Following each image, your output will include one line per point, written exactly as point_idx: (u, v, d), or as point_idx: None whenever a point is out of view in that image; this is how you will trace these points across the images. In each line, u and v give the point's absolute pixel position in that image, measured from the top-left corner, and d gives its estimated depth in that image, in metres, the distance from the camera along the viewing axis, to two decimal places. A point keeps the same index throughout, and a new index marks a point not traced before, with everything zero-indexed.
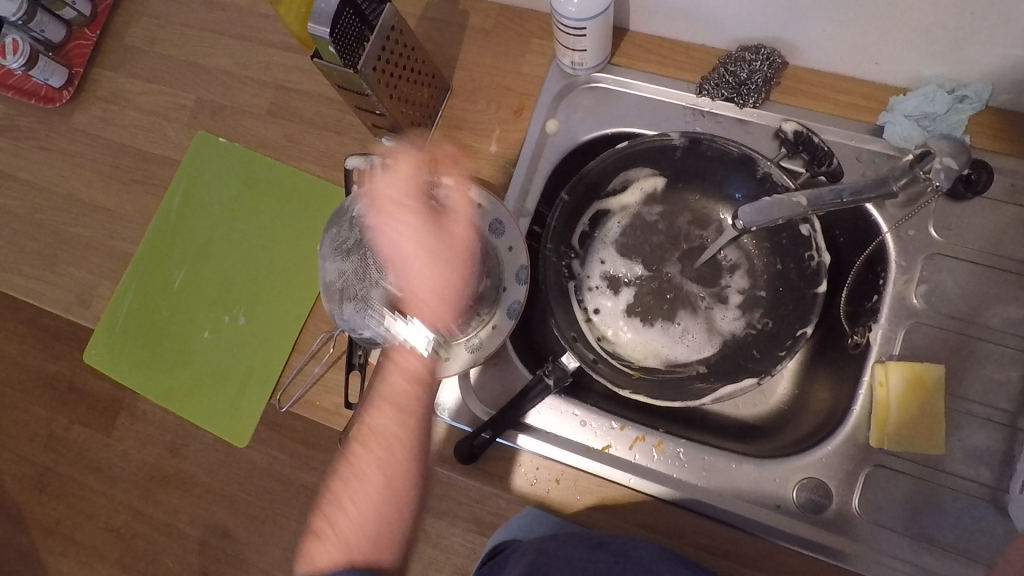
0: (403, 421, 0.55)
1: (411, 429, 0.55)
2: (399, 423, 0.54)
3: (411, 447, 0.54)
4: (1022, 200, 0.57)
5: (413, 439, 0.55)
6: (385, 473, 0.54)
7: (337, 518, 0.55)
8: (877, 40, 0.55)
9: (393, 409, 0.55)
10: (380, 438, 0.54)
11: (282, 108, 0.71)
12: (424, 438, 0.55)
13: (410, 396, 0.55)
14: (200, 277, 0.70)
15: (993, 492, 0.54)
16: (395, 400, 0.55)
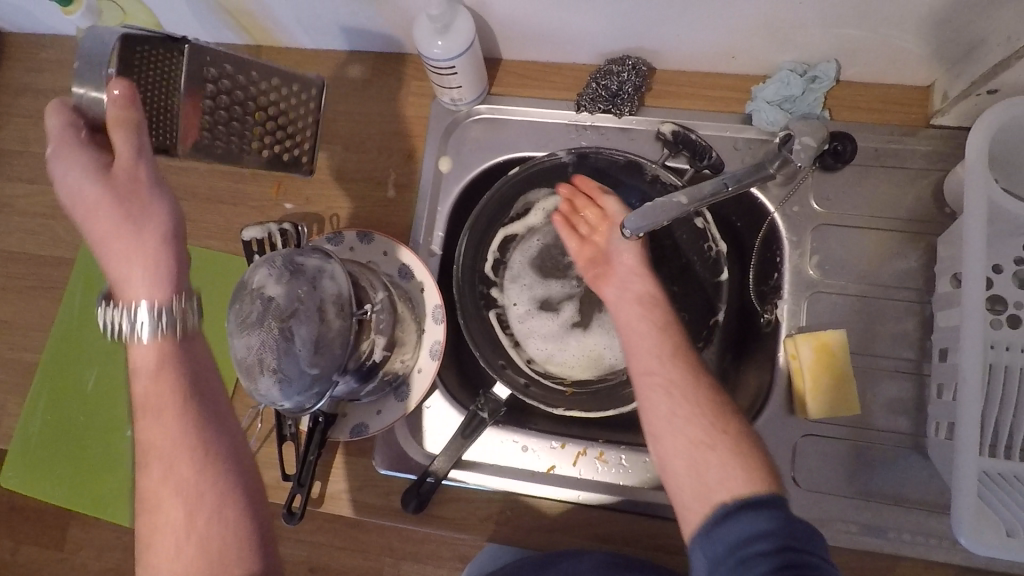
0: (170, 339, 0.41)
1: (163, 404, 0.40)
2: (174, 360, 0.41)
3: (183, 388, 0.41)
4: (887, 161, 0.61)
5: (194, 391, 0.41)
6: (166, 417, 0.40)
7: (151, 572, 0.39)
8: (728, 37, 0.59)
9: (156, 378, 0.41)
10: (155, 470, 0.40)
11: (173, 188, 0.70)
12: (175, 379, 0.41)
13: (162, 345, 0.41)
14: (113, 375, 0.67)
15: (914, 438, 0.57)
16: (150, 354, 0.41)
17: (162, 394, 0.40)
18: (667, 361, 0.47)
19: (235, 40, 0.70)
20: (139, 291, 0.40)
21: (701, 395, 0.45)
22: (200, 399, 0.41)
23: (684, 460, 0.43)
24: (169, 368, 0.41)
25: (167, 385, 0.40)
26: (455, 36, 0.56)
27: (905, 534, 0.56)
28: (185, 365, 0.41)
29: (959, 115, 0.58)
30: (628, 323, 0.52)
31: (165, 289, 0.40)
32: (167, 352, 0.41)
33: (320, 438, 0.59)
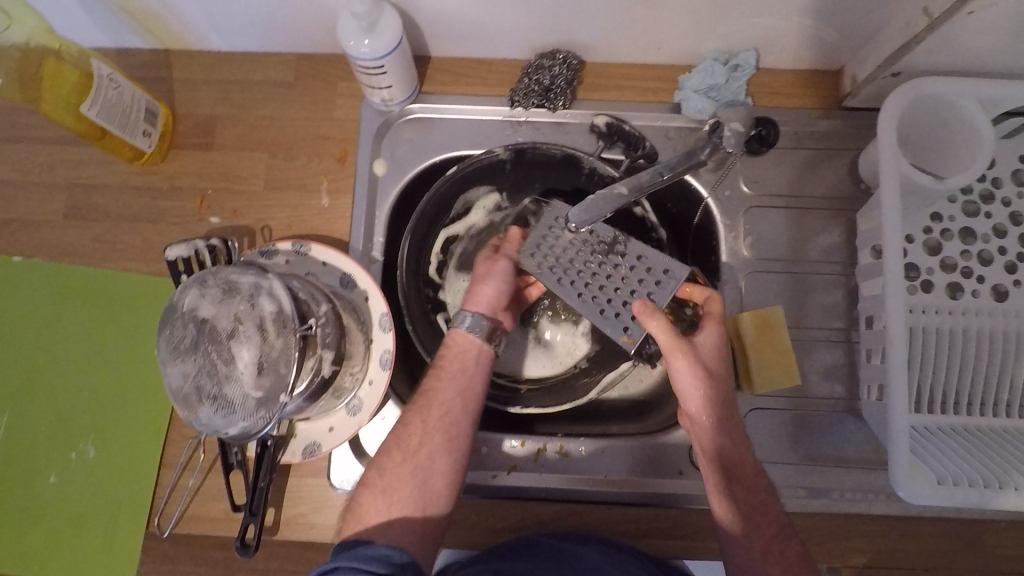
0: (456, 380, 0.52)
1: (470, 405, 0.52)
2: (458, 385, 0.52)
3: (470, 404, 0.52)
4: (807, 143, 0.64)
5: (456, 409, 0.51)
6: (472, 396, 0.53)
7: (377, 483, 0.49)
8: (653, 28, 0.60)
9: (428, 389, 0.52)
10: (410, 438, 0.50)
11: (82, 209, 0.64)
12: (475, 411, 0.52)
13: (464, 366, 0.53)
14: (24, 418, 0.61)
15: (848, 402, 0.61)
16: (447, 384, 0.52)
17: (429, 404, 0.51)
18: (746, 486, 0.50)
19: (140, 44, 0.65)
20: (479, 308, 0.56)
21: (768, 519, 0.49)
22: (473, 403, 0.52)
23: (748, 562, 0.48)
24: (470, 397, 0.52)
25: (463, 403, 0.52)
26: (382, 34, 0.54)
27: (849, 493, 0.59)
28: (475, 393, 0.53)
29: (868, 97, 0.62)
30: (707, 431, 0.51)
31: (483, 321, 0.55)
32: (474, 371, 0.53)
33: (270, 463, 0.55)
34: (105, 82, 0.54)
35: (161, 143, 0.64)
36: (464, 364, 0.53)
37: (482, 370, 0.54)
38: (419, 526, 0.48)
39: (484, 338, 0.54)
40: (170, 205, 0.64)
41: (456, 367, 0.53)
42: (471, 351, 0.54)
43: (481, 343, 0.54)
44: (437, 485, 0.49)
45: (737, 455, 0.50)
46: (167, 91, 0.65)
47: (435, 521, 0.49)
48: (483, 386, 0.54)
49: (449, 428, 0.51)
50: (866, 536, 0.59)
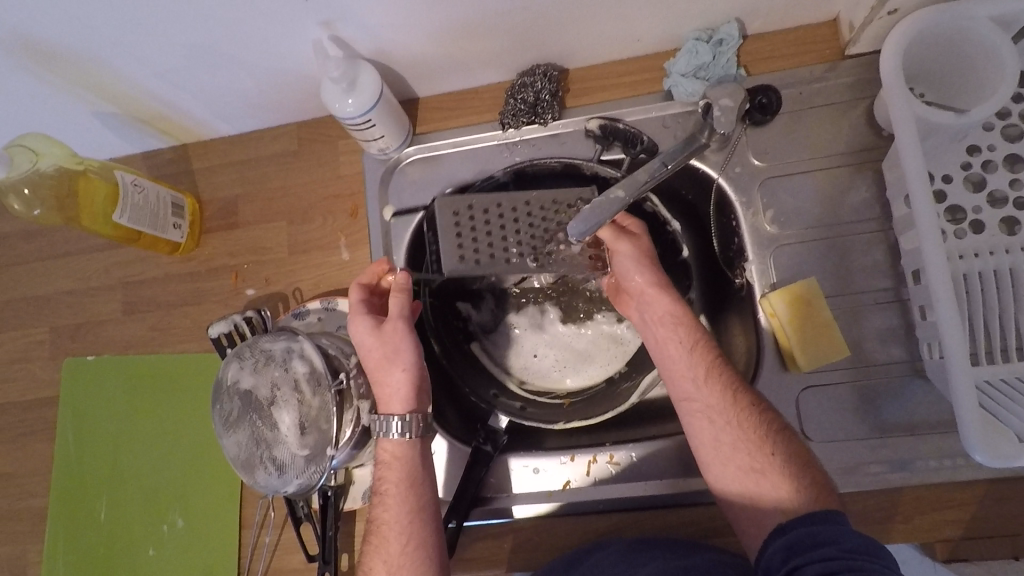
0: (404, 503, 0.50)
1: (420, 508, 0.51)
2: (406, 511, 0.50)
3: (424, 519, 0.50)
4: (814, 102, 0.61)
5: (410, 532, 0.49)
6: (422, 500, 0.51)
7: None
8: (627, 24, 0.59)
9: (381, 527, 0.50)
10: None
11: (138, 303, 0.70)
12: (426, 509, 0.51)
13: (411, 480, 0.51)
14: (121, 498, 0.67)
15: (911, 363, 0.57)
16: (388, 497, 0.51)
17: (384, 538, 0.50)
18: (703, 384, 0.52)
19: (160, 144, 0.71)
20: (405, 406, 0.52)
21: (738, 411, 0.50)
22: (425, 515, 0.50)
23: (717, 457, 0.50)
24: (417, 493, 0.51)
25: (417, 522, 0.50)
26: (363, 90, 0.56)
27: (931, 461, 0.55)
28: (426, 512, 0.51)
29: (870, 41, 0.58)
30: (658, 343, 0.56)
31: (415, 419, 0.51)
32: (419, 478, 0.52)
33: (335, 511, 0.59)
34: (130, 188, 0.60)
35: (192, 231, 0.69)
36: (410, 480, 0.51)
37: (427, 476, 0.52)
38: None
39: (417, 435, 0.51)
40: (210, 286, 0.69)
41: (401, 488, 0.51)
42: (404, 458, 0.52)
43: (415, 440, 0.52)
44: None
45: (687, 358, 0.53)
46: (191, 182, 0.71)
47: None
48: (429, 487, 0.52)
49: (412, 558, 0.49)
50: (956, 506, 0.55)
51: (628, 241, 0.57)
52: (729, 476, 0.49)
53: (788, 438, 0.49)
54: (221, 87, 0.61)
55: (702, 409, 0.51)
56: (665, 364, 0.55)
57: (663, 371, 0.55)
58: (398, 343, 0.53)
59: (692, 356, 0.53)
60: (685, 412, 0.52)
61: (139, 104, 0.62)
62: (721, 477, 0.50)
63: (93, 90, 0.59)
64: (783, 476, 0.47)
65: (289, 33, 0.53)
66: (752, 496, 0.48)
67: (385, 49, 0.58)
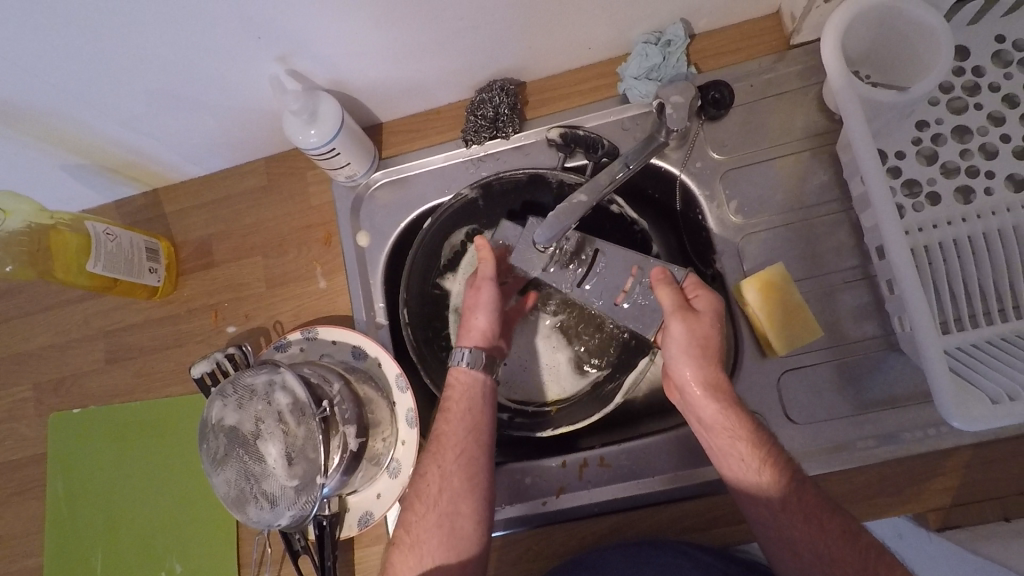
0: (463, 420, 0.55)
1: (478, 431, 0.55)
2: (466, 426, 0.55)
3: (480, 437, 0.55)
4: (765, 92, 0.62)
5: (466, 447, 0.54)
6: (479, 424, 0.55)
7: (418, 513, 0.53)
8: (577, 35, 0.60)
9: (441, 437, 0.55)
10: (429, 488, 0.53)
11: (120, 350, 0.70)
12: (485, 437, 0.55)
13: (470, 404, 0.56)
14: (116, 549, 0.66)
15: (886, 338, 0.58)
16: (450, 418, 0.55)
17: (441, 447, 0.54)
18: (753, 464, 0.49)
19: (131, 191, 0.71)
20: (475, 342, 0.58)
21: (799, 513, 0.47)
22: (482, 436, 0.55)
23: (787, 553, 0.48)
24: (478, 414, 0.56)
25: (474, 440, 0.55)
26: (324, 120, 0.57)
27: (916, 432, 0.56)
28: (483, 429, 0.56)
29: (811, 29, 0.60)
30: (704, 435, 0.53)
31: (482, 354, 0.58)
32: (480, 408, 0.56)
33: (332, 540, 0.58)
34: (102, 237, 0.61)
35: (169, 274, 0.69)
36: (472, 400, 0.56)
37: (486, 403, 0.57)
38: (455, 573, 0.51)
39: (483, 367, 0.57)
40: (191, 327, 0.69)
41: (462, 407, 0.56)
42: (470, 388, 0.57)
43: (483, 377, 0.58)
44: (464, 526, 0.52)
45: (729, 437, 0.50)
46: (164, 226, 0.71)
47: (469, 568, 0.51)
48: (491, 417, 0.56)
49: (466, 472, 0.53)
50: (943, 475, 0.55)
51: (671, 339, 0.54)
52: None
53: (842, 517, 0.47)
54: (185, 129, 0.61)
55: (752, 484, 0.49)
56: (718, 459, 0.52)
57: (718, 461, 0.52)
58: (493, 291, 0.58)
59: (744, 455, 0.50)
60: (749, 509, 0.50)
61: (107, 153, 0.63)
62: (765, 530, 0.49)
63: (57, 143, 0.59)
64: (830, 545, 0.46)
65: (245, 71, 0.54)
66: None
67: (342, 78, 0.59)
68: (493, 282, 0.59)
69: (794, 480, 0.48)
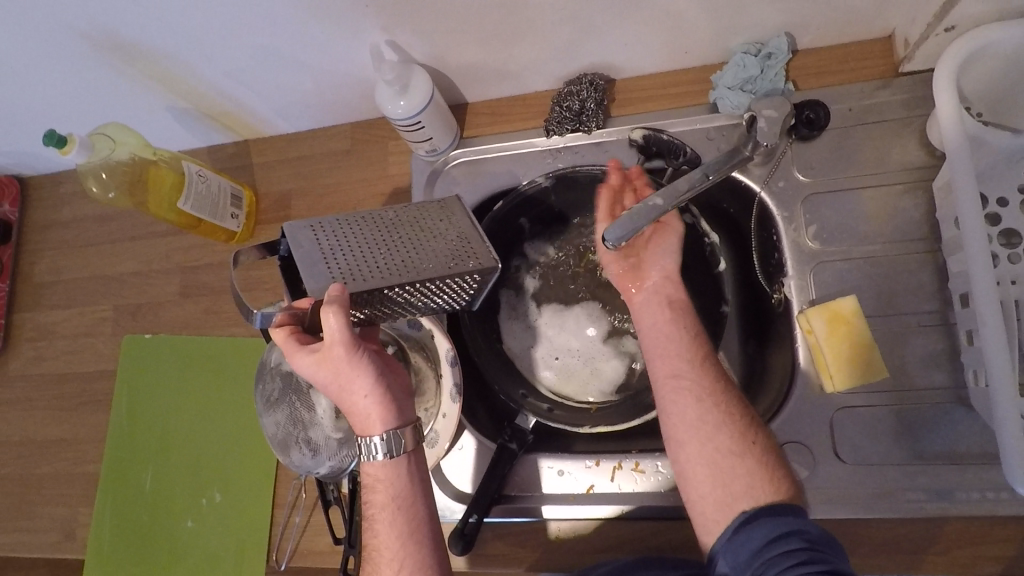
0: (393, 526, 0.49)
1: (414, 543, 0.49)
2: (394, 535, 0.49)
3: (416, 543, 0.49)
4: (863, 118, 0.60)
5: (402, 559, 0.48)
6: (405, 534, 0.49)
7: None
8: (675, 38, 0.59)
9: (373, 552, 0.49)
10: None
11: (193, 286, 0.74)
12: (425, 524, 0.50)
13: (398, 503, 0.49)
14: (165, 471, 0.71)
15: (956, 390, 0.55)
16: (384, 532, 0.49)
17: (379, 560, 0.49)
18: (692, 363, 0.51)
19: (223, 139, 0.75)
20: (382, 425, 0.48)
21: (720, 394, 0.50)
22: (421, 540, 0.49)
23: (694, 435, 0.49)
24: (414, 518, 0.49)
25: (410, 549, 0.48)
26: (414, 93, 0.59)
27: (974, 493, 0.53)
28: (420, 533, 0.49)
29: (925, 58, 0.57)
30: (666, 339, 0.52)
31: (398, 437, 0.48)
32: (408, 503, 0.49)
33: (364, 497, 0.60)
34: (194, 177, 0.64)
35: (248, 222, 0.73)
36: (397, 500, 0.49)
37: (417, 495, 0.50)
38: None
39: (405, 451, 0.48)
40: (261, 274, 0.72)
41: (389, 511, 0.49)
42: (394, 484, 0.49)
43: (402, 457, 0.49)
44: None
45: (679, 335, 0.52)
46: (249, 175, 0.75)
47: None
48: (424, 508, 0.50)
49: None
50: (996, 542, 0.52)
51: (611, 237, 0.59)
52: (704, 481, 0.48)
53: (762, 432, 0.49)
54: (283, 86, 0.64)
55: (679, 379, 0.50)
56: (666, 378, 0.51)
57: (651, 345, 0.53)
58: (368, 373, 0.47)
59: (700, 374, 0.50)
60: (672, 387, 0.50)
61: (208, 100, 0.67)
62: (692, 457, 0.49)
63: (169, 85, 0.63)
64: (757, 466, 0.47)
65: (349, 36, 0.56)
66: (719, 469, 0.47)
67: (438, 55, 0.61)
68: (352, 355, 0.46)
69: (718, 371, 0.51)
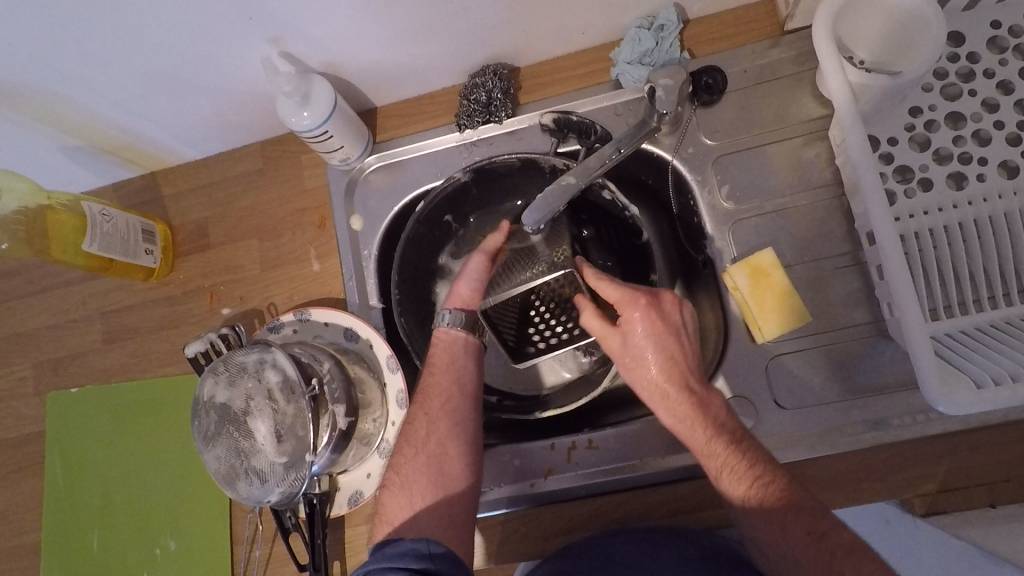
0: (449, 372, 0.57)
1: (462, 402, 0.56)
2: (450, 376, 0.57)
3: (465, 388, 0.57)
4: (758, 78, 0.62)
5: (452, 397, 0.56)
6: (456, 380, 0.57)
7: (408, 456, 0.54)
8: (570, 20, 0.60)
9: (426, 387, 0.57)
10: (417, 434, 0.55)
11: (117, 331, 0.71)
12: (468, 437, 0.55)
13: (455, 356, 0.58)
14: (114, 526, 0.68)
15: (876, 325, 0.58)
16: (439, 376, 0.57)
17: (430, 392, 0.56)
18: (728, 461, 0.49)
19: (128, 174, 0.72)
20: (457, 304, 0.60)
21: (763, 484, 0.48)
22: (468, 383, 0.57)
23: (756, 528, 0.47)
24: (465, 377, 0.57)
25: (459, 389, 0.56)
26: (317, 102, 0.58)
27: (903, 419, 0.56)
28: (469, 379, 0.57)
29: (805, 14, 0.59)
30: (692, 437, 0.51)
31: (463, 317, 0.59)
32: (464, 359, 0.58)
33: (322, 518, 0.59)
34: (98, 218, 0.62)
35: (165, 256, 0.70)
36: (454, 352, 0.58)
37: (473, 358, 0.59)
38: (445, 510, 0.51)
39: (473, 334, 0.59)
40: (187, 308, 0.69)
41: (448, 359, 0.58)
42: (456, 342, 0.59)
43: (465, 335, 0.59)
44: (451, 467, 0.53)
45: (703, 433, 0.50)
46: (161, 208, 0.72)
47: (459, 507, 0.52)
48: (474, 364, 0.59)
49: (452, 416, 0.55)
50: (931, 462, 0.55)
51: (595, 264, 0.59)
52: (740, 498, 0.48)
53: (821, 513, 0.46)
54: (180, 111, 0.62)
55: (730, 486, 0.49)
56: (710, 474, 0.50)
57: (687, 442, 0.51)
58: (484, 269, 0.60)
59: (736, 468, 0.49)
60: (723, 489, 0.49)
61: (103, 135, 0.64)
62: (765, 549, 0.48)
63: (56, 124, 0.60)
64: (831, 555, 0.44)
65: (238, 51, 0.54)
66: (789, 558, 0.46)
67: (335, 61, 0.60)
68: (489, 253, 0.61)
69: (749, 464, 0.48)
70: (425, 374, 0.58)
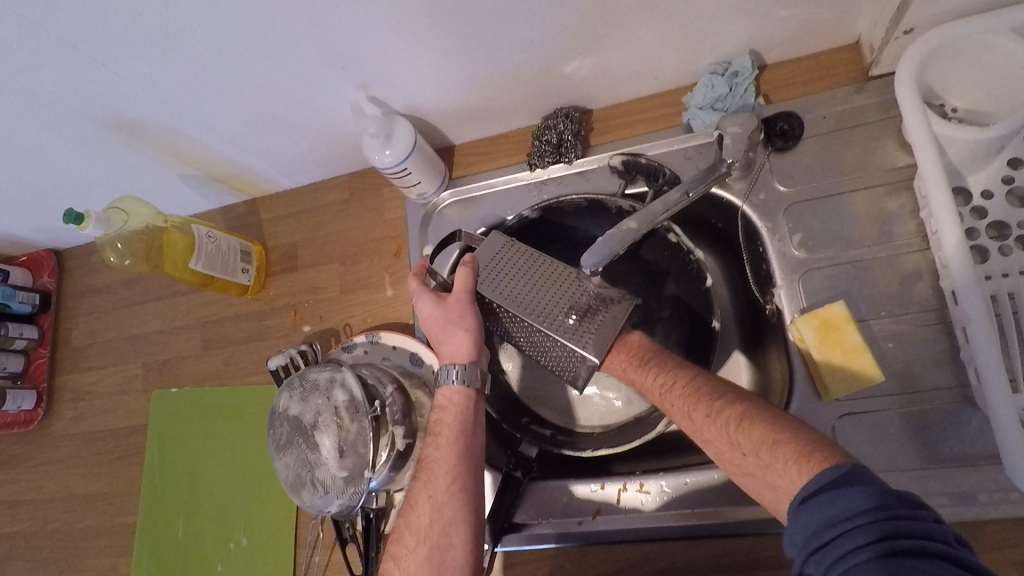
0: (455, 445, 0.54)
1: (466, 480, 0.52)
2: (456, 452, 0.53)
3: (471, 464, 0.53)
4: (838, 125, 0.60)
5: (456, 475, 0.52)
6: (461, 458, 0.53)
7: (407, 547, 0.51)
8: (642, 66, 0.61)
9: (430, 463, 0.53)
10: (420, 519, 0.52)
11: (214, 338, 0.78)
12: (469, 518, 0.51)
13: (462, 426, 0.55)
14: (196, 517, 0.74)
15: (961, 390, 0.54)
16: (443, 451, 0.53)
17: (434, 471, 0.53)
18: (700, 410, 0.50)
19: (234, 199, 0.80)
20: (466, 357, 0.56)
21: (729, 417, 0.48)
22: (473, 458, 0.54)
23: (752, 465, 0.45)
24: (470, 453, 0.54)
25: (465, 466, 0.53)
26: (399, 142, 0.62)
27: (989, 495, 0.51)
28: (474, 454, 0.54)
29: (890, 61, 0.57)
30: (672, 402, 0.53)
31: (473, 369, 0.56)
32: (471, 429, 0.55)
33: (378, 533, 0.62)
34: (204, 239, 0.69)
35: (259, 274, 0.77)
36: (461, 424, 0.55)
37: (479, 428, 0.56)
38: None
39: (477, 384, 0.57)
40: (274, 323, 0.76)
41: (454, 431, 0.54)
42: (458, 405, 0.56)
43: (473, 390, 0.56)
44: (453, 559, 0.50)
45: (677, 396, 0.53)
46: (259, 231, 0.79)
47: None
48: (479, 435, 0.55)
49: (457, 498, 0.52)
50: (1019, 546, 0.50)
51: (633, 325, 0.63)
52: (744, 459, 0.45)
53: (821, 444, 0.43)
54: (279, 146, 0.69)
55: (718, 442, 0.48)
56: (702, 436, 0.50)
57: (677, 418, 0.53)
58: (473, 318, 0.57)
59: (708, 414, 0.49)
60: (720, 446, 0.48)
61: (215, 166, 0.72)
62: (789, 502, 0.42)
63: (176, 156, 0.69)
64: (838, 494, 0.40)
65: (329, 95, 0.60)
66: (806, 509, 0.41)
67: (417, 104, 0.64)
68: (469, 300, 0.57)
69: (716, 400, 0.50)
70: (425, 443, 0.55)
